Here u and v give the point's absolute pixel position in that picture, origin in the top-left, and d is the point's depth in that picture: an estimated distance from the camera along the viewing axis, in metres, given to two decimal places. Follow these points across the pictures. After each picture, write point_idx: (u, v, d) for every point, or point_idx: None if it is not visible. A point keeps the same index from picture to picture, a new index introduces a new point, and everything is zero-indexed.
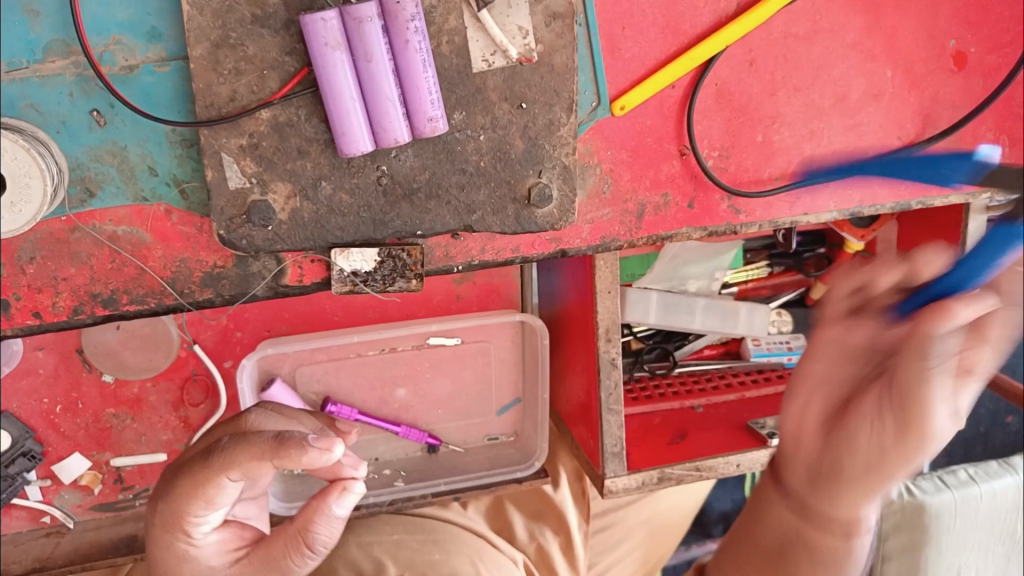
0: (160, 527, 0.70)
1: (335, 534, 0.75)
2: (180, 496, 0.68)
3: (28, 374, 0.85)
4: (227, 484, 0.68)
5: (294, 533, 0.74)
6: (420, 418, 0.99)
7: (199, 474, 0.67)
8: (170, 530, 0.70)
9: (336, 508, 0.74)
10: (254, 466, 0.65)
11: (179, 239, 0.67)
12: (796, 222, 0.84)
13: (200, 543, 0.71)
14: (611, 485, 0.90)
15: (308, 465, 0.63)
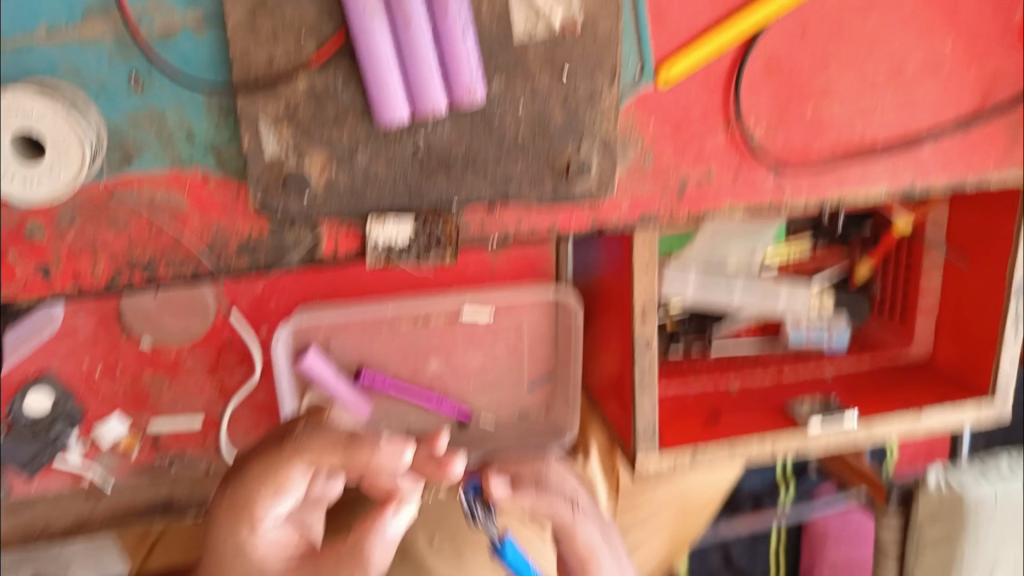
0: (221, 516, 0.62)
1: (387, 556, 0.63)
2: (253, 478, 0.62)
3: (69, 337, 0.86)
4: (302, 474, 0.62)
5: (353, 548, 0.63)
6: (452, 391, 0.99)
7: (274, 455, 0.63)
8: (234, 520, 0.62)
9: (392, 522, 0.63)
10: (327, 457, 0.63)
11: (216, 207, 0.67)
12: (843, 201, 0.81)
13: (259, 543, 0.62)
14: (642, 465, 0.90)
15: (381, 465, 0.62)
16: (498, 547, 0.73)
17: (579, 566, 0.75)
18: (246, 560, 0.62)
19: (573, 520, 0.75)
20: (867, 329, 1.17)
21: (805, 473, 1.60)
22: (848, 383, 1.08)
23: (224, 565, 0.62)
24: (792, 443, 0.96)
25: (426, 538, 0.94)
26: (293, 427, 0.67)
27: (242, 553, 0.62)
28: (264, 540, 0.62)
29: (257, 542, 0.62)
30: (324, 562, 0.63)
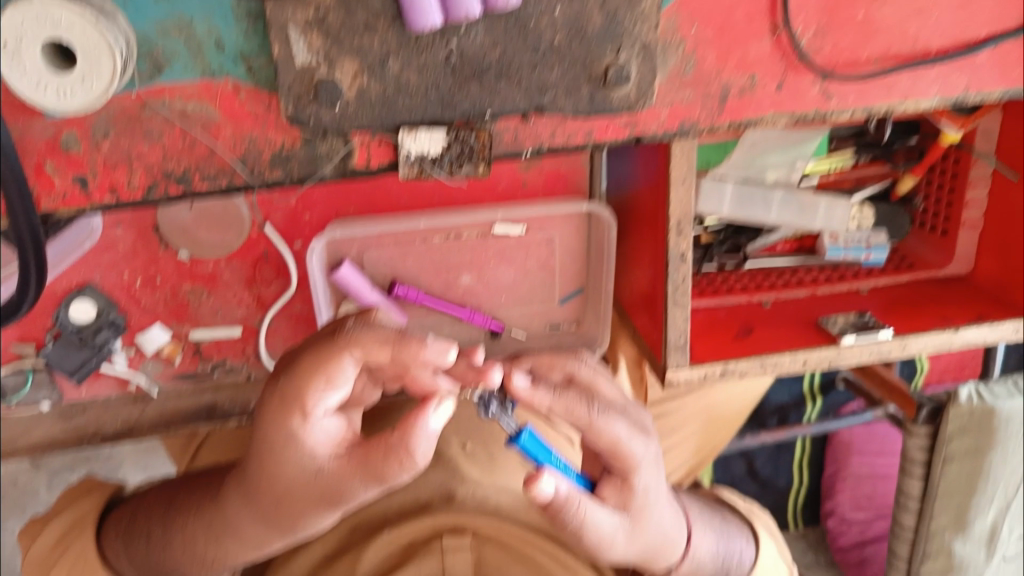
0: (272, 404, 0.61)
1: (428, 456, 0.59)
2: (302, 368, 0.60)
3: (109, 249, 0.87)
4: (351, 366, 0.60)
5: (397, 442, 0.58)
6: (485, 304, 1.00)
7: (324, 346, 0.60)
8: (284, 408, 0.60)
9: (433, 420, 0.58)
10: (376, 351, 0.60)
11: (248, 117, 0.66)
12: (892, 109, 0.78)
13: (309, 431, 0.60)
14: (672, 376, 0.90)
15: (424, 363, 0.59)
16: (513, 437, 0.67)
17: (614, 460, 0.70)
18: (296, 449, 0.61)
19: (596, 419, 0.68)
20: (904, 246, 1.15)
21: (832, 386, 1.60)
22: (885, 298, 1.07)
23: (274, 451, 0.61)
24: (828, 354, 0.95)
25: (460, 444, 0.96)
26: (341, 322, 0.65)
27: (291, 441, 0.60)
28: (314, 430, 0.61)
29: (307, 431, 0.61)
30: (371, 453, 0.59)
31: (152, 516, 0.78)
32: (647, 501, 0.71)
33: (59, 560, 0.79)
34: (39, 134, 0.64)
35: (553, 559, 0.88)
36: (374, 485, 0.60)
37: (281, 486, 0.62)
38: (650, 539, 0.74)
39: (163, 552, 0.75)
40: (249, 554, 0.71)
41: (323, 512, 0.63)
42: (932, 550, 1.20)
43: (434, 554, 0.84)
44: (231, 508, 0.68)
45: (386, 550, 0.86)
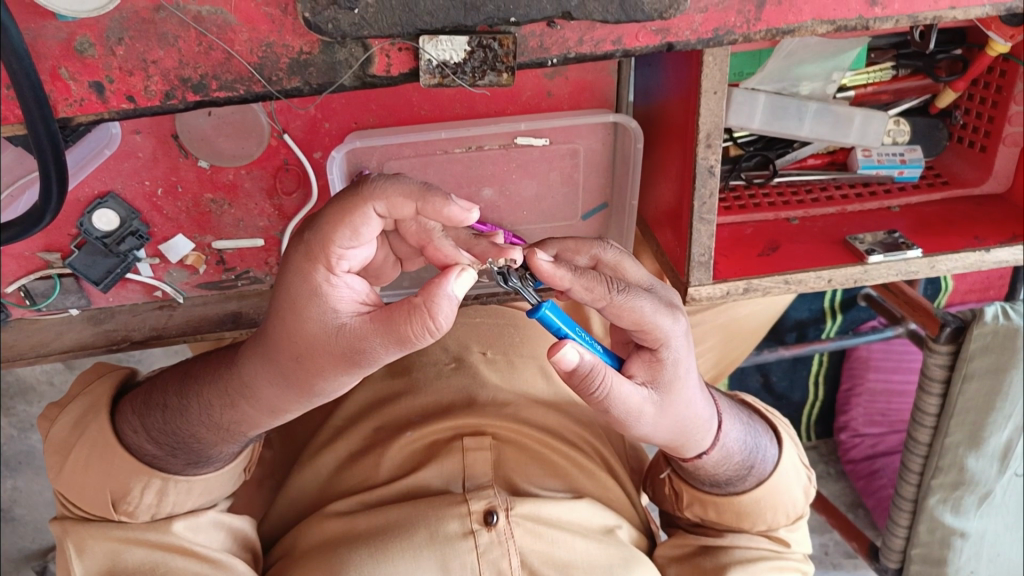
0: (298, 261, 0.64)
1: (450, 318, 0.58)
2: (328, 224, 0.63)
3: (129, 157, 0.87)
4: (374, 218, 0.63)
5: (418, 300, 0.58)
6: (506, 219, 0.99)
7: (349, 201, 0.63)
8: (310, 262, 0.63)
9: (453, 286, 0.58)
10: (400, 202, 0.63)
11: (264, 22, 0.64)
12: (939, 18, 0.73)
13: (334, 285, 0.63)
14: (694, 293, 0.90)
15: (448, 217, 0.63)
16: (532, 311, 0.66)
17: (642, 336, 0.71)
18: (319, 304, 0.62)
19: (618, 299, 0.68)
20: (939, 162, 1.11)
21: (853, 303, 1.59)
22: (916, 217, 1.04)
23: (298, 308, 0.63)
24: (854, 273, 0.94)
25: (480, 352, 0.97)
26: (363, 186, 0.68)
27: (316, 295, 0.63)
28: (337, 285, 0.63)
29: (332, 285, 0.63)
30: (392, 310, 0.60)
31: (168, 387, 0.79)
32: (677, 373, 0.72)
33: (81, 439, 0.79)
34: (52, 38, 0.62)
35: (564, 457, 0.91)
36: (395, 344, 0.60)
37: (301, 346, 0.63)
38: (679, 414, 0.75)
39: (182, 423, 0.77)
40: (267, 420, 0.73)
41: (342, 375, 0.64)
42: (943, 464, 1.23)
43: (455, 454, 0.87)
44: (246, 373, 0.70)
45: (409, 449, 0.89)
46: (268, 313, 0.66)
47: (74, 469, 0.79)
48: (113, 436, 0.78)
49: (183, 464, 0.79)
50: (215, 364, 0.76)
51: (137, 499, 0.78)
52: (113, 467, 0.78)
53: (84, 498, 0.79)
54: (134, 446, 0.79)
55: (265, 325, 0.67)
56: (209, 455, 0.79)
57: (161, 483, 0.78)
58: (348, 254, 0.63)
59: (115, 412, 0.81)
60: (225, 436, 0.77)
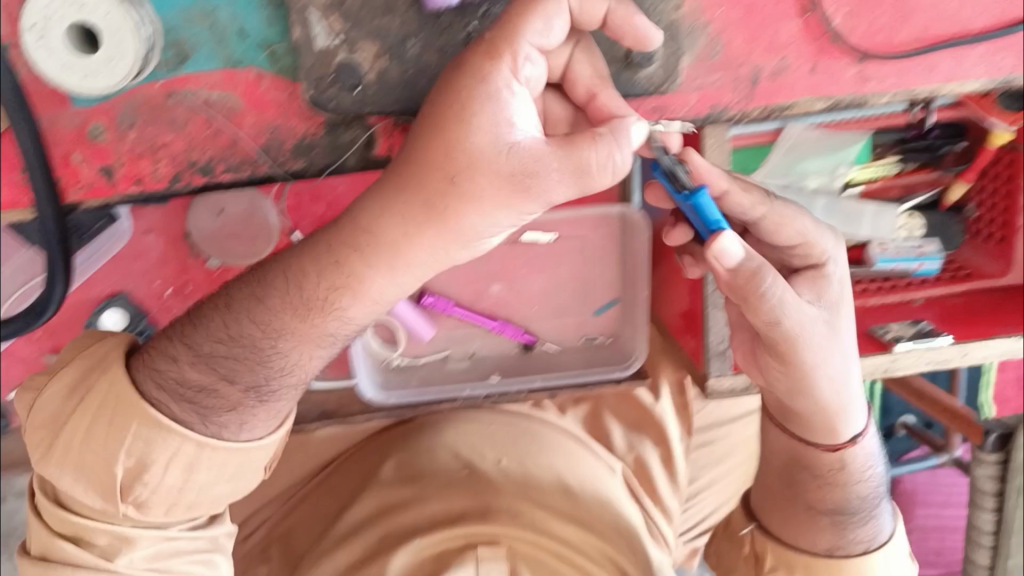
0: (472, 62, 0.54)
1: (633, 155, 0.53)
2: (515, 16, 0.55)
3: (141, 257, 0.89)
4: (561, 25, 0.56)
5: (609, 128, 0.53)
6: (516, 314, 0.99)
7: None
8: (490, 59, 0.53)
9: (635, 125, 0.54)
10: (592, 2, 0.59)
11: (270, 106, 0.66)
12: (935, 92, 0.74)
13: (513, 92, 0.54)
14: (714, 384, 0.85)
15: (632, 28, 0.60)
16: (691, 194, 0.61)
17: (796, 254, 0.73)
18: (491, 112, 0.53)
19: (778, 206, 0.71)
20: (959, 256, 1.08)
21: (893, 432, 1.50)
22: (940, 309, 1.03)
23: (464, 116, 0.53)
24: (880, 363, 0.90)
25: (495, 459, 0.93)
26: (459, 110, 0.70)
27: (489, 101, 0.53)
28: (513, 95, 0.54)
29: (510, 92, 0.53)
30: (574, 136, 0.54)
31: (253, 275, 0.62)
32: (842, 293, 0.72)
33: (83, 406, 0.63)
34: (67, 124, 0.65)
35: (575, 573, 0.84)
36: (571, 175, 0.53)
37: (452, 165, 0.53)
38: (835, 347, 0.70)
39: (255, 329, 0.61)
40: (378, 283, 0.57)
41: (494, 212, 0.54)
42: None
43: (468, 564, 0.80)
44: (363, 214, 0.56)
45: (414, 559, 0.82)
46: (416, 125, 0.55)
47: (73, 445, 0.63)
48: (150, 379, 0.63)
49: (228, 418, 0.64)
50: (303, 247, 0.60)
51: (156, 476, 0.63)
52: (123, 441, 0.62)
53: (80, 484, 0.63)
54: (160, 403, 0.62)
55: (405, 154, 0.55)
56: (275, 385, 0.63)
57: (194, 451, 0.63)
58: (532, 56, 0.55)
59: (160, 334, 0.65)
60: (298, 325, 0.60)
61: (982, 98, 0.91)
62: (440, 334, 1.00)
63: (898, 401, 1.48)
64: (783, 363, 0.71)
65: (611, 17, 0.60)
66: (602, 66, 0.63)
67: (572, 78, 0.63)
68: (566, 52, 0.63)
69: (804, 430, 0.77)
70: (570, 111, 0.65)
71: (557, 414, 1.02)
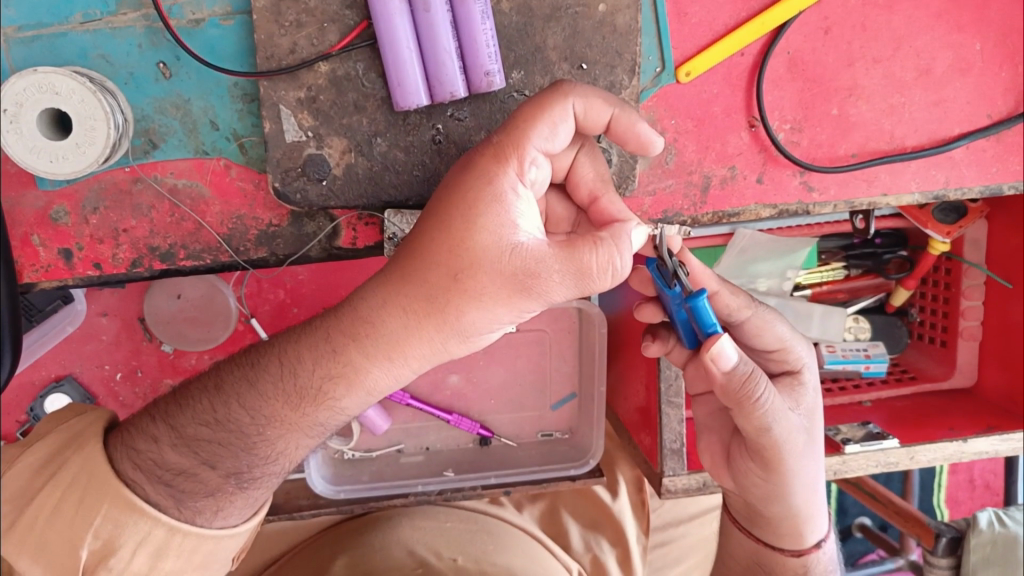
0: (480, 162, 0.56)
1: (632, 260, 0.55)
2: (523, 120, 0.56)
3: (92, 340, 0.87)
4: (567, 129, 0.57)
5: (608, 234, 0.56)
6: (474, 408, 0.97)
7: (546, 98, 0.57)
8: (498, 162, 0.55)
9: (634, 232, 0.57)
10: (597, 105, 0.58)
11: (237, 196, 0.68)
12: (874, 203, 0.78)
13: (519, 193, 0.55)
14: (668, 483, 0.84)
15: (638, 133, 0.60)
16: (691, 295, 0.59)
17: (773, 360, 0.73)
18: (497, 213, 0.54)
19: (763, 312, 0.71)
20: (905, 358, 1.12)
21: (849, 534, 1.50)
22: (889, 411, 1.03)
23: (471, 215, 0.54)
24: (833, 464, 0.89)
25: (451, 558, 0.90)
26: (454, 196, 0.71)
27: (495, 203, 0.54)
28: (519, 197, 0.55)
29: (516, 194, 0.55)
30: (575, 239, 0.55)
31: (246, 360, 0.62)
32: (818, 402, 0.71)
33: (53, 481, 0.60)
34: (30, 206, 0.66)
35: None
36: (572, 278, 0.54)
37: (457, 263, 0.54)
38: (811, 453, 0.70)
39: (244, 415, 0.61)
40: (374, 373, 0.58)
41: (495, 310, 0.55)
42: None
43: None
44: (364, 305, 0.57)
45: None
46: (421, 219, 0.57)
47: (38, 523, 0.60)
48: (127, 458, 0.61)
49: (205, 504, 0.62)
50: (298, 335, 0.61)
51: (121, 562, 0.59)
52: (92, 519, 0.59)
53: (40, 565, 0.60)
54: (134, 484, 0.60)
55: (409, 248, 0.56)
56: (257, 472, 0.62)
57: (164, 537, 0.60)
58: (538, 160, 0.57)
59: (143, 412, 0.64)
60: (289, 414, 0.60)
61: (919, 209, 0.96)
62: (394, 427, 0.97)
63: (853, 504, 1.51)
64: (766, 472, 0.70)
65: (615, 124, 0.60)
66: (605, 169, 0.64)
67: (577, 180, 0.63)
68: (571, 154, 0.63)
69: (771, 537, 0.76)
70: (572, 211, 0.65)
71: (515, 511, 1.05)
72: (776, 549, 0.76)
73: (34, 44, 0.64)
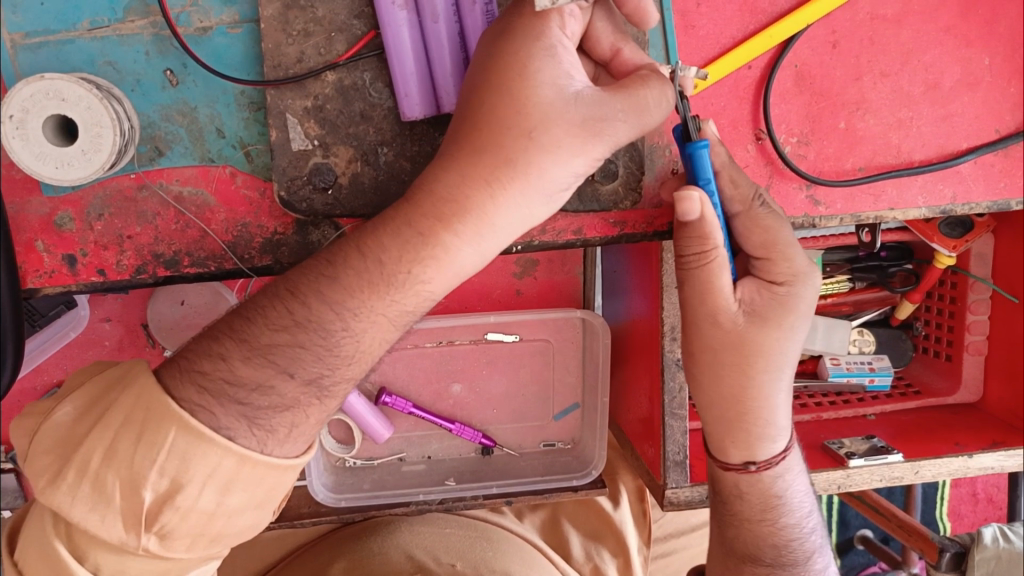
0: (521, 22, 0.57)
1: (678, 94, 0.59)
2: None
3: (94, 345, 0.87)
4: None
5: (654, 73, 0.59)
6: (475, 417, 0.97)
7: None
8: (540, 19, 0.57)
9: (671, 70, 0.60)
10: None
11: (242, 204, 0.67)
12: (881, 218, 0.77)
13: (564, 48, 0.57)
14: (672, 496, 0.83)
15: None
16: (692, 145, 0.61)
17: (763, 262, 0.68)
18: (551, 66, 0.56)
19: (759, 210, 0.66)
20: (909, 372, 1.11)
21: (851, 546, 1.49)
22: (894, 425, 1.01)
23: (528, 71, 0.56)
24: (835, 477, 0.89)
25: (450, 564, 0.88)
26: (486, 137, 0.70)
27: (546, 56, 0.56)
28: (565, 50, 0.58)
29: (562, 48, 0.57)
30: (625, 83, 0.58)
31: (317, 261, 0.59)
32: (781, 307, 0.67)
33: (104, 420, 0.55)
34: (35, 212, 0.66)
35: None
36: (633, 116, 0.57)
37: (527, 121, 0.56)
38: (753, 363, 0.69)
39: (326, 309, 0.57)
40: (465, 251, 0.58)
41: (570, 158, 0.57)
42: None
43: None
44: (440, 183, 0.57)
45: None
46: (476, 92, 0.57)
47: (90, 466, 0.54)
48: (191, 382, 0.56)
49: (280, 421, 0.58)
50: (375, 223, 0.59)
51: (189, 499, 0.54)
52: (156, 454, 0.53)
53: (98, 511, 0.54)
54: (201, 409, 0.55)
55: (471, 120, 0.57)
56: (337, 376, 0.59)
57: (234, 468, 0.55)
58: (575, 13, 0.59)
59: (201, 335, 0.59)
60: (375, 303, 0.58)
61: (924, 223, 0.97)
62: (396, 436, 0.97)
63: (855, 515, 1.50)
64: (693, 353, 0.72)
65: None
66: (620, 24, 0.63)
67: (594, 36, 0.62)
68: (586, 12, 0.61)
69: (715, 447, 0.77)
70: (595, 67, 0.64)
71: (516, 521, 1.05)
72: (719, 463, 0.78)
73: (40, 51, 0.64)
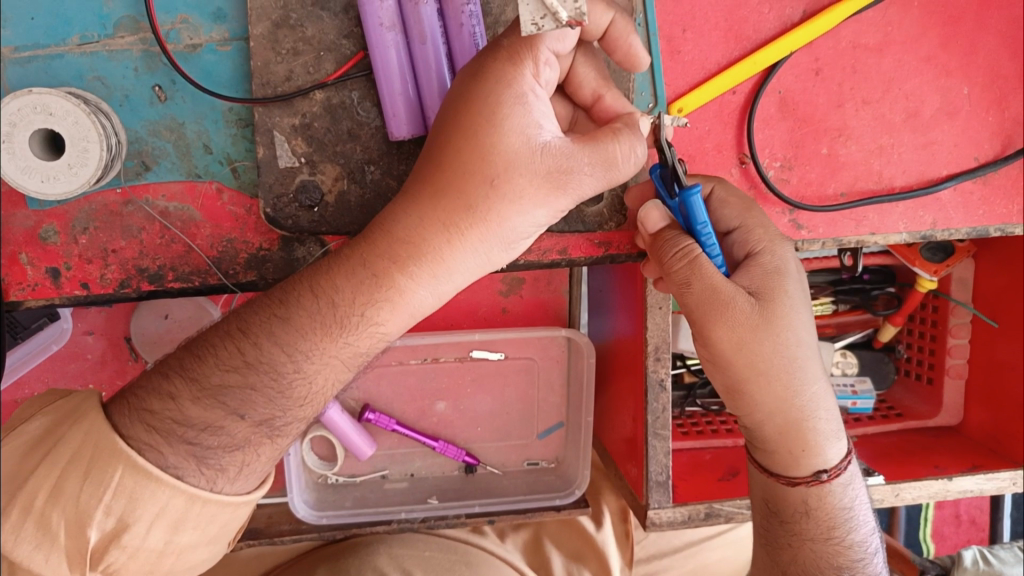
0: (493, 66, 0.55)
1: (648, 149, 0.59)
2: None
3: (77, 358, 0.87)
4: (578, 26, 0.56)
5: (625, 126, 0.59)
6: (459, 435, 0.97)
7: None
8: (514, 64, 0.55)
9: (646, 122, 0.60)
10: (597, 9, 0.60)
11: (228, 219, 0.67)
12: (863, 242, 0.78)
13: (537, 95, 0.56)
14: (653, 516, 0.83)
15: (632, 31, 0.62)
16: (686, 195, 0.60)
17: (746, 239, 0.66)
18: (520, 115, 0.55)
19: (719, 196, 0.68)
20: (891, 395, 1.12)
21: None
22: (874, 446, 1.02)
23: (496, 118, 0.55)
24: None
25: None
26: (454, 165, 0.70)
27: (517, 104, 0.55)
28: (537, 98, 0.56)
29: (534, 96, 0.56)
30: (595, 134, 0.58)
31: (270, 300, 0.59)
32: (782, 281, 0.64)
33: (50, 458, 0.54)
34: (19, 225, 0.66)
35: None
36: (600, 169, 0.57)
37: (490, 169, 0.55)
38: (781, 359, 0.64)
39: (279, 352, 0.57)
40: (420, 292, 0.58)
41: (531, 207, 0.57)
42: None
43: None
44: (398, 224, 0.57)
45: None
46: (439, 136, 0.57)
47: (34, 505, 0.53)
48: (140, 421, 0.56)
49: (231, 461, 0.58)
50: (331, 262, 0.59)
51: (136, 538, 0.54)
52: (103, 494, 0.53)
53: (42, 551, 0.53)
54: (149, 448, 0.55)
55: (435, 161, 0.57)
56: (290, 417, 0.60)
57: (183, 506, 0.56)
58: (550, 61, 0.56)
59: (154, 371, 0.59)
60: (327, 345, 0.58)
61: (906, 247, 0.98)
62: (379, 453, 0.96)
63: None
64: (725, 375, 0.66)
65: (613, 29, 0.61)
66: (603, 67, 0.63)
67: (577, 81, 0.63)
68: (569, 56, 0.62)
69: (767, 460, 0.71)
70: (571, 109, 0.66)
71: (498, 540, 1.05)
72: (774, 478, 0.71)
73: (29, 65, 0.64)
